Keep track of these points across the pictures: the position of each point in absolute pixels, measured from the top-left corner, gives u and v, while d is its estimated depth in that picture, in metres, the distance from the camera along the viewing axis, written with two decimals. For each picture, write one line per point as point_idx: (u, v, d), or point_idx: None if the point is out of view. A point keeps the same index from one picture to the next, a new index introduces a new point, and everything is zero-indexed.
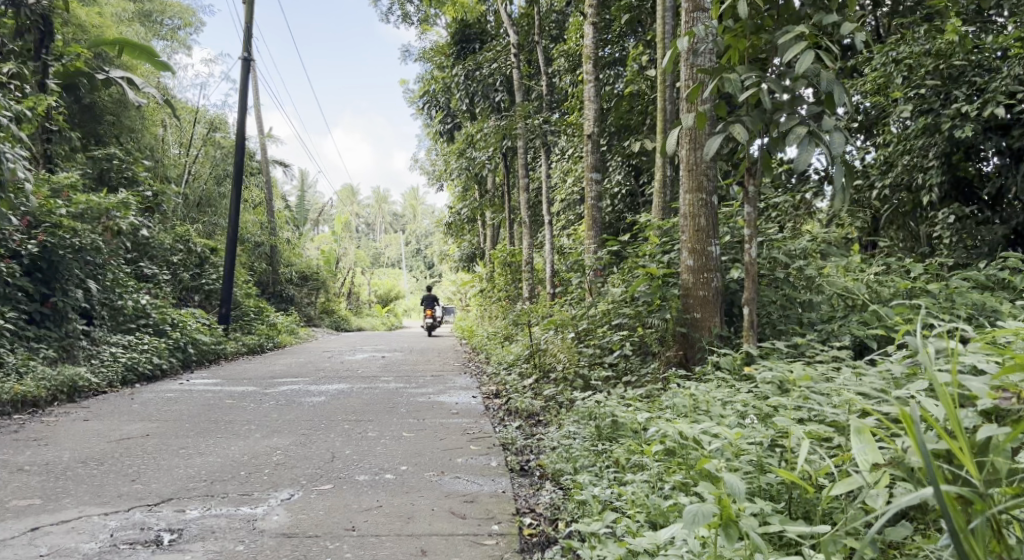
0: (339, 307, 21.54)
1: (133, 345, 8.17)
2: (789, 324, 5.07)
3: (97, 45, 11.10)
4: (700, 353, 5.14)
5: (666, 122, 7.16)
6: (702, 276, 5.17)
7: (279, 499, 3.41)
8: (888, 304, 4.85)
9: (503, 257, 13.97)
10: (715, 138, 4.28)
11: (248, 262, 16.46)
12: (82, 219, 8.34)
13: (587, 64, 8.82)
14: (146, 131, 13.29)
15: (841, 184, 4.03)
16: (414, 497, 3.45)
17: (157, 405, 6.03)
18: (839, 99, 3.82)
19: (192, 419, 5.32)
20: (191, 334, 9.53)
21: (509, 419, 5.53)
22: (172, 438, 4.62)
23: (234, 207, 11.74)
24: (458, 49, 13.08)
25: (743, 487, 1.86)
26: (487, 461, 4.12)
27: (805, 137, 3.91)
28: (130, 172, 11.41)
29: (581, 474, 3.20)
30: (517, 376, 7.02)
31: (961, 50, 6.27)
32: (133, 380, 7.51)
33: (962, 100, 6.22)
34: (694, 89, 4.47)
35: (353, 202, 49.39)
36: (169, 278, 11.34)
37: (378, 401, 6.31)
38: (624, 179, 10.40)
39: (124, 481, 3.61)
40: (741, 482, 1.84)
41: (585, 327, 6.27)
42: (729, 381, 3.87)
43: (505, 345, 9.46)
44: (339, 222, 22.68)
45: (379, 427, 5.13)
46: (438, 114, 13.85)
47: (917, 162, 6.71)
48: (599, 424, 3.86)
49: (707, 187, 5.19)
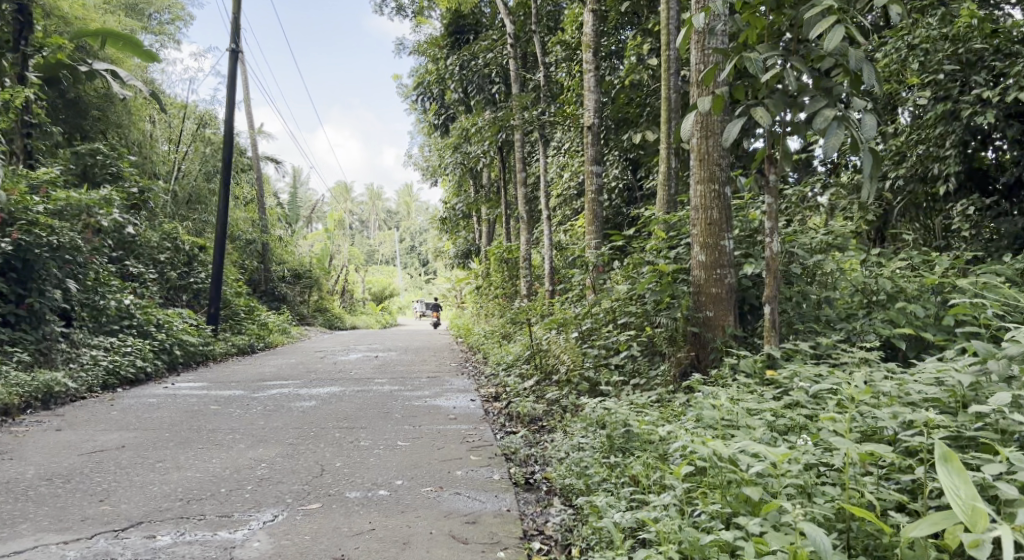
0: (332, 305, 21.19)
1: (116, 347, 7.81)
2: (809, 322, 4.76)
3: (80, 37, 10.68)
4: (713, 356, 4.84)
5: (671, 112, 6.86)
6: (714, 272, 4.86)
7: (261, 521, 3.10)
8: (914, 302, 4.55)
9: (499, 253, 13.66)
10: (734, 124, 3.98)
11: (239, 261, 16.09)
12: (61, 217, 7.98)
13: (586, 53, 8.50)
14: (134, 126, 12.90)
15: (869, 169, 3.74)
16: (411, 518, 3.15)
17: (137, 412, 5.70)
18: (871, 78, 3.53)
19: (173, 428, 5.00)
20: (177, 335, 9.18)
21: (510, 425, 5.23)
22: (149, 450, 4.29)
23: (223, 202, 11.36)
24: (452, 40, 12.73)
25: (826, 544, 1.74)
26: (489, 475, 3.80)
27: (833, 121, 3.61)
28: (115, 168, 11.07)
29: (596, 495, 2.92)
30: (517, 377, 6.71)
31: (979, 34, 5.98)
32: (115, 384, 7.17)
33: (982, 86, 5.91)
34: (709, 72, 4.16)
35: (346, 199, 48.97)
36: (155, 277, 10.97)
37: (371, 405, 6.01)
38: (621, 174, 10.10)
39: (91, 501, 3.29)
40: (825, 539, 1.74)
41: (588, 327, 5.96)
42: (752, 388, 3.58)
43: (503, 345, 9.16)
44: (333, 219, 22.39)
45: (371, 435, 4.81)
46: (432, 105, 13.48)
47: (933, 152, 6.38)
48: (611, 433, 3.56)
49: (720, 177, 4.89)
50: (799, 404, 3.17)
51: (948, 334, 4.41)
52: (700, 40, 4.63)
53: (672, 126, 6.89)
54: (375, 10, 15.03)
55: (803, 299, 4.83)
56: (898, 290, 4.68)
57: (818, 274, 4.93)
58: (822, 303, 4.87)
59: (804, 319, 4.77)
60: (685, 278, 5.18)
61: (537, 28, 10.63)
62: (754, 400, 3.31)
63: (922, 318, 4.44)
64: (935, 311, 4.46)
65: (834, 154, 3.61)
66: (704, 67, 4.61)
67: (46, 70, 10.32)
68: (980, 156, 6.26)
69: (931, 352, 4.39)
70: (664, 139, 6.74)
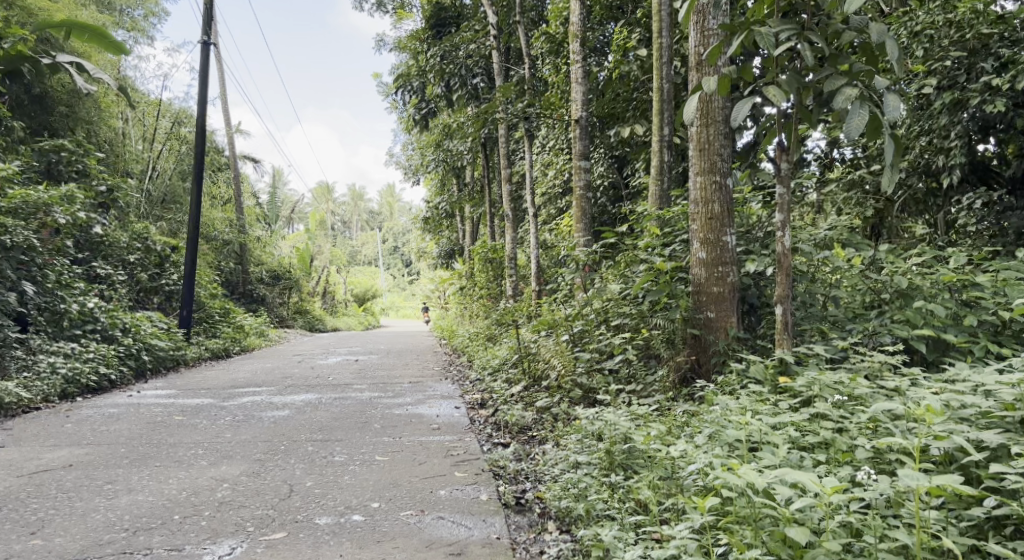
0: (313, 307, 20.61)
1: (78, 353, 7.28)
2: (816, 322, 4.46)
3: (43, 28, 10.09)
4: (715, 360, 4.52)
5: (665, 103, 6.57)
6: (716, 270, 4.55)
7: (215, 556, 2.75)
8: (932, 301, 4.23)
9: (484, 253, 13.28)
10: (744, 104, 3.64)
11: (215, 262, 15.51)
12: (14, 215, 7.47)
13: (573, 43, 8.15)
14: (103, 122, 12.32)
15: (891, 154, 3.48)
16: (388, 549, 2.81)
17: (94, 424, 5.24)
18: (896, 52, 3.22)
19: (130, 443, 4.57)
20: (146, 339, 8.65)
21: (498, 434, 4.87)
22: (98, 470, 3.87)
23: (194, 200, 10.83)
24: (434, 33, 12.32)
25: None
26: (475, 494, 3.45)
27: (855, 101, 3.30)
28: (81, 164, 10.49)
29: (599, 528, 2.61)
30: (503, 383, 6.33)
31: (984, 20, 5.66)
32: (75, 393, 6.68)
33: (989, 73, 5.57)
34: (714, 50, 3.82)
35: (328, 199, 48.10)
36: (124, 279, 10.42)
37: (349, 413, 5.63)
38: (608, 171, 9.79)
39: (20, 535, 2.91)
40: None
41: (580, 329, 5.62)
42: (764, 398, 3.28)
43: (488, 348, 8.77)
44: (313, 219, 21.89)
45: (348, 448, 4.42)
46: (412, 99, 13.01)
47: (938, 143, 6.05)
48: (610, 448, 3.24)
49: (721, 168, 4.58)
50: (823, 416, 2.84)
51: (969, 335, 4.12)
52: (700, 20, 4.42)
53: (665, 117, 6.59)
54: (356, 7, 14.53)
55: (808, 300, 4.54)
56: (911, 288, 4.38)
57: (824, 272, 4.64)
58: (828, 301, 4.59)
59: (810, 319, 4.47)
60: (684, 277, 4.87)
61: (522, 21, 10.26)
62: (769, 414, 2.98)
63: (941, 317, 4.13)
64: (955, 311, 4.15)
65: (855, 137, 3.30)
66: (705, 50, 4.40)
67: (7, 63, 9.63)
68: (983, 148, 5.96)
69: (951, 355, 4.09)
70: (656, 130, 6.47)
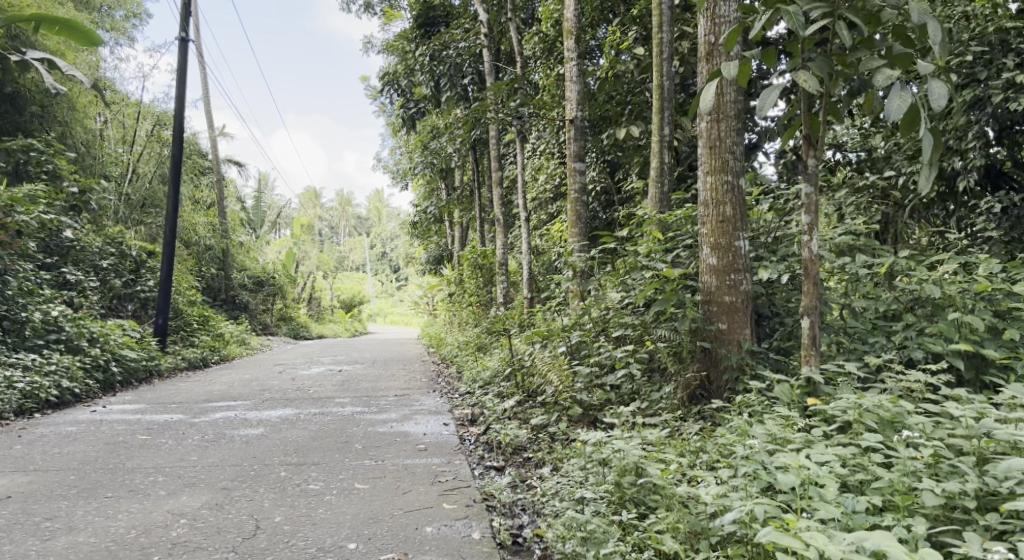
0: (298, 314, 20.02)
1: (38, 365, 6.76)
2: (836, 335, 4.08)
3: (13, 23, 9.52)
4: (727, 377, 4.16)
5: (664, 101, 6.21)
6: (728, 278, 4.20)
7: None
8: (967, 311, 3.86)
9: (473, 259, 12.90)
10: (768, 90, 3.27)
11: (197, 268, 14.96)
12: None
13: (567, 40, 7.77)
14: (79, 123, 11.71)
15: (930, 149, 3.15)
16: None
17: (45, 445, 4.77)
18: (940, 34, 2.87)
19: (82, 469, 4.11)
20: (116, 349, 8.10)
21: (491, 455, 4.49)
22: (39, 503, 3.44)
23: (172, 204, 10.30)
24: (423, 32, 11.87)
25: None
26: (466, 531, 3.05)
27: (894, 84, 2.96)
28: (51, 165, 9.88)
29: None
30: (495, 398, 5.92)
31: (1003, 15, 5.36)
32: (33, 409, 6.17)
33: (1012, 71, 5.23)
34: (731, 33, 3.43)
35: (315, 205, 47.33)
36: (97, 286, 9.87)
37: (329, 432, 5.20)
38: (601, 176, 9.48)
39: None
40: None
41: (577, 340, 5.22)
42: (793, 426, 2.90)
43: (478, 358, 8.39)
44: (299, 224, 21.37)
45: (324, 475, 3.98)
46: (398, 100, 12.32)
47: (953, 145, 5.71)
48: (620, 480, 2.88)
49: (733, 166, 4.23)
50: (869, 447, 2.44)
51: (1008, 349, 3.75)
52: (711, 7, 4.09)
53: (665, 116, 6.23)
54: (342, 7, 14.14)
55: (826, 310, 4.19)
56: (945, 298, 3.98)
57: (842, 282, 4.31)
58: (847, 312, 4.25)
59: (828, 329, 4.14)
60: (691, 284, 4.51)
61: (513, 20, 9.87)
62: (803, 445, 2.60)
63: (980, 331, 3.77)
64: (992, 323, 3.79)
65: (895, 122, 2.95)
66: (716, 40, 4.06)
67: None
68: (1001, 150, 5.64)
69: (990, 371, 3.72)
70: (655, 130, 6.11)
